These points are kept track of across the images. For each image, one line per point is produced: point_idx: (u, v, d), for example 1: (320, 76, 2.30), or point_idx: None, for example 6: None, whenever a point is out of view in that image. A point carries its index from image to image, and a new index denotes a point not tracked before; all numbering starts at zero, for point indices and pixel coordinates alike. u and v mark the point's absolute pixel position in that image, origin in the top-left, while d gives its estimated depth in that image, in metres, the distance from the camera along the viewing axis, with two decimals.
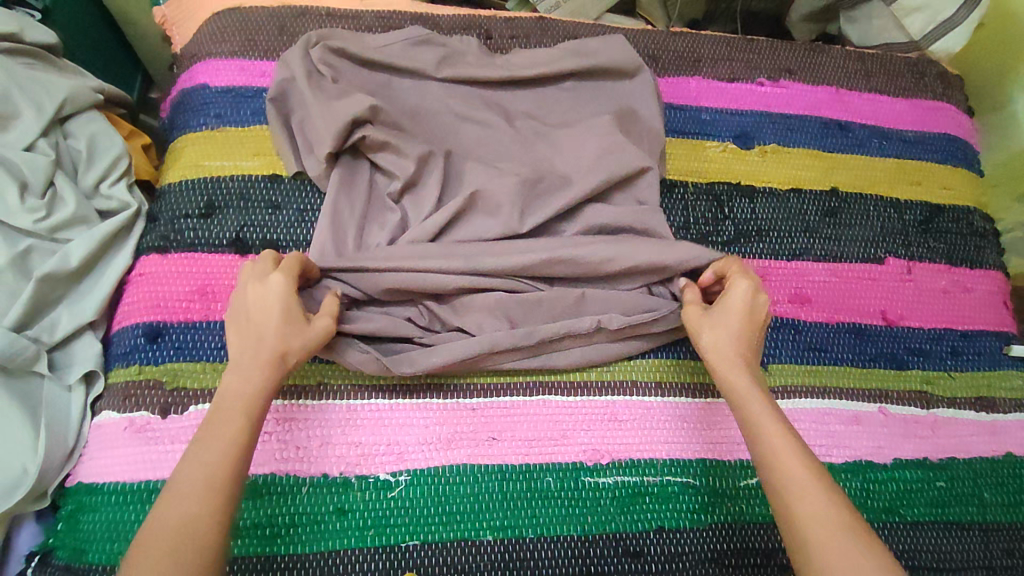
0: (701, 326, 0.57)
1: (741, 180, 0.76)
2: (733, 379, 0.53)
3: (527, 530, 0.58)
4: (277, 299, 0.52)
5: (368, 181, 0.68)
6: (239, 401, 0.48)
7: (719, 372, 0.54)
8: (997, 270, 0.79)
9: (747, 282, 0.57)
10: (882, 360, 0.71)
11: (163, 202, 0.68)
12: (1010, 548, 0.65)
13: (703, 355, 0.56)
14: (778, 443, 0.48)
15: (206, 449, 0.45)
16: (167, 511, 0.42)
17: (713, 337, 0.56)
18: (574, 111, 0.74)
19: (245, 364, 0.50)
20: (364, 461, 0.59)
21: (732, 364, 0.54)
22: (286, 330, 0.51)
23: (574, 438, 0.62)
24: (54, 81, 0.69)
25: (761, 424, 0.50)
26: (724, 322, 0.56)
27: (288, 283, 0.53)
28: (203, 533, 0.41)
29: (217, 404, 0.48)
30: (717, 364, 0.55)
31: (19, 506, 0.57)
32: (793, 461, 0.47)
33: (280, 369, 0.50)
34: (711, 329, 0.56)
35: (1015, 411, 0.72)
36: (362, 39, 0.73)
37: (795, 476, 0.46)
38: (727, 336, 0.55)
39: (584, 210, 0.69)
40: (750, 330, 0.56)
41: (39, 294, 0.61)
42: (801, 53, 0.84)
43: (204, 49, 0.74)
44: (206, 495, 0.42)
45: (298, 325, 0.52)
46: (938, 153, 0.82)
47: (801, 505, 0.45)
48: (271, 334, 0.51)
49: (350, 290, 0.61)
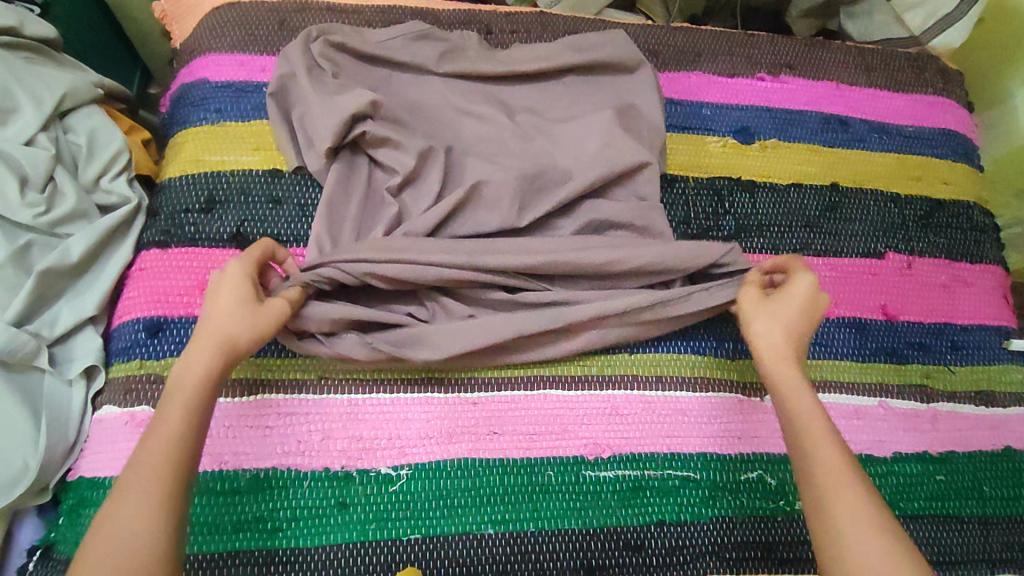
0: (757, 314, 0.58)
1: (741, 175, 0.76)
2: (779, 373, 0.54)
3: (528, 524, 0.58)
4: (236, 286, 0.53)
5: (367, 174, 0.68)
6: (190, 382, 0.48)
7: (772, 361, 0.55)
8: (997, 265, 0.79)
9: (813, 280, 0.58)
10: (883, 354, 0.71)
11: (162, 197, 0.68)
12: (1009, 541, 0.65)
13: (753, 339, 0.57)
14: (818, 441, 0.49)
15: (160, 439, 0.45)
16: (123, 504, 0.41)
17: (766, 327, 0.56)
18: (574, 106, 0.74)
19: (195, 349, 0.50)
20: (366, 455, 0.59)
21: (784, 355, 0.55)
22: (232, 312, 0.51)
23: (575, 432, 0.62)
24: (54, 76, 0.69)
25: (801, 419, 0.51)
26: (780, 314, 0.57)
27: (236, 267, 0.54)
28: (154, 528, 0.41)
29: (174, 387, 0.48)
30: (763, 355, 0.55)
31: (20, 500, 0.56)
32: (833, 460, 0.48)
33: (229, 353, 0.50)
34: (769, 320, 0.57)
35: (1015, 405, 0.72)
36: (363, 35, 0.72)
37: (835, 475, 0.47)
38: (781, 329, 0.56)
39: (585, 205, 0.68)
40: (804, 329, 0.57)
41: (39, 289, 0.61)
42: (802, 48, 0.84)
43: (205, 43, 0.74)
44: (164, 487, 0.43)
45: (245, 307, 0.52)
46: (939, 148, 0.82)
47: (836, 503, 0.46)
48: (217, 319, 0.51)
49: (342, 276, 0.59)
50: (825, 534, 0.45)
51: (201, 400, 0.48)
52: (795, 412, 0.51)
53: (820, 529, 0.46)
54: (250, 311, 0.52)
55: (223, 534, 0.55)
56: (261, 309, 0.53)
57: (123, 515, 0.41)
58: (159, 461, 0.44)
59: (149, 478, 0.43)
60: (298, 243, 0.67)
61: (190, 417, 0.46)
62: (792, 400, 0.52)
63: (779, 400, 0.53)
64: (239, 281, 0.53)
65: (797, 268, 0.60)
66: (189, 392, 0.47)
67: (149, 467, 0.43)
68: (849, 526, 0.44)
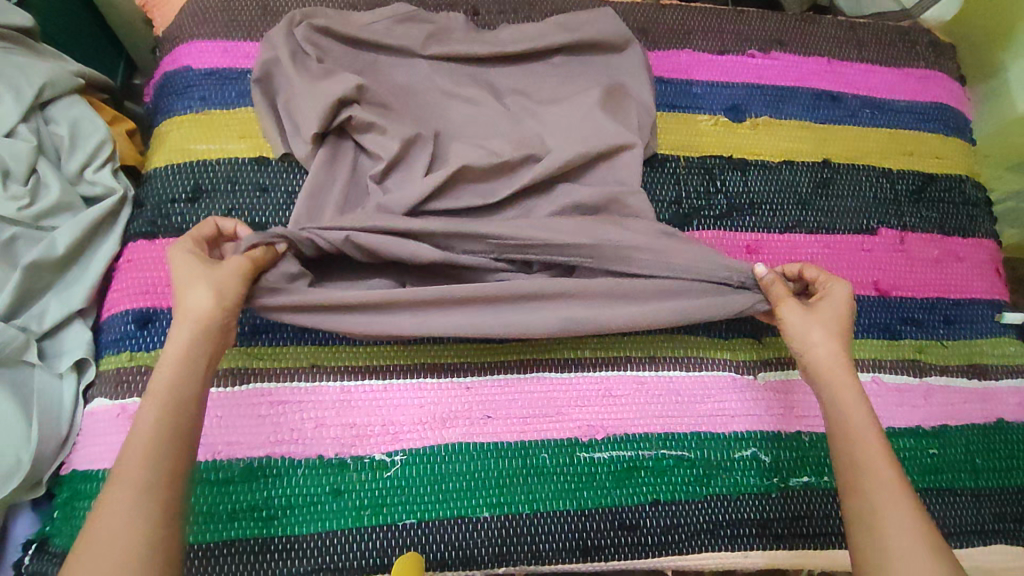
0: (811, 325, 0.56)
1: (733, 154, 0.75)
2: (832, 384, 0.54)
3: (523, 506, 0.58)
4: (183, 260, 0.52)
5: (344, 163, 0.66)
6: (169, 369, 0.48)
7: (828, 374, 0.54)
8: (990, 238, 0.79)
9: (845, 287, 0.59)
10: (876, 330, 0.71)
11: (148, 187, 0.67)
12: (1001, 512, 0.66)
13: (807, 350, 0.55)
14: (872, 453, 0.50)
15: (143, 434, 0.44)
16: (108, 504, 0.42)
17: (822, 338, 0.55)
18: (563, 86, 0.73)
19: (173, 329, 0.50)
20: (360, 441, 0.59)
21: (838, 369, 0.54)
22: (191, 287, 0.50)
23: (568, 414, 0.62)
24: (34, 65, 0.68)
25: (852, 430, 0.51)
26: (832, 323, 0.56)
27: (182, 253, 0.53)
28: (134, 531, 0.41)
29: (157, 377, 0.47)
30: (822, 365, 0.54)
31: (13, 495, 0.56)
32: (884, 473, 0.49)
33: (196, 326, 0.49)
34: (822, 329, 0.55)
35: (1007, 377, 0.72)
36: (347, 18, 0.71)
37: (886, 495, 0.48)
38: (835, 339, 0.55)
39: (570, 186, 0.68)
40: (847, 333, 0.56)
41: (25, 283, 0.61)
42: (792, 23, 0.83)
43: (187, 30, 0.73)
44: (148, 492, 0.43)
45: (200, 277, 0.51)
46: (931, 122, 0.81)
47: (885, 518, 0.47)
48: (178, 293, 0.51)
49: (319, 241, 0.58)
50: (870, 547, 0.46)
51: (179, 390, 0.47)
52: (851, 424, 0.51)
53: (864, 542, 0.47)
54: (200, 275, 0.51)
55: (214, 522, 0.55)
56: (212, 268, 0.52)
57: (104, 518, 0.41)
58: (141, 461, 0.43)
59: (135, 470, 0.43)
60: None
61: (166, 410, 0.46)
62: (846, 408, 0.52)
63: (831, 407, 0.53)
64: (182, 258, 0.52)
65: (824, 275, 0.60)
66: (166, 382, 0.47)
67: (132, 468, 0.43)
68: (894, 540, 0.46)
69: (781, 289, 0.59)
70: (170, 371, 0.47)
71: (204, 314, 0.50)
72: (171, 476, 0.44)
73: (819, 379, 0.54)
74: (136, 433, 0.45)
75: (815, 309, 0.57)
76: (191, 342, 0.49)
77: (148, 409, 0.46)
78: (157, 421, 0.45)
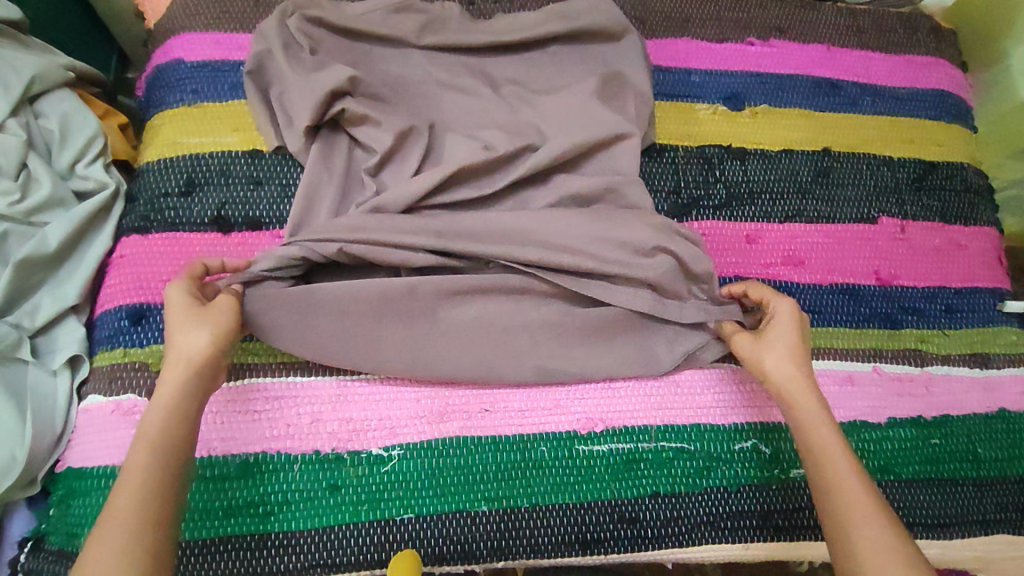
0: (760, 353, 0.57)
1: (732, 143, 0.74)
2: (799, 404, 0.54)
3: (522, 501, 0.58)
4: (179, 300, 0.51)
5: (337, 155, 0.66)
6: (158, 412, 0.47)
7: (791, 395, 0.54)
8: (992, 227, 0.78)
9: (791, 305, 0.59)
10: (877, 320, 0.70)
11: (140, 182, 0.66)
12: (1003, 502, 0.65)
13: (763, 378, 0.57)
14: (840, 470, 0.49)
15: (135, 476, 0.44)
16: (99, 546, 0.41)
17: (775, 361, 0.56)
18: (560, 76, 0.72)
19: (162, 373, 0.49)
20: (357, 436, 0.58)
21: (800, 389, 0.54)
22: (189, 328, 0.50)
23: (567, 407, 0.61)
24: (22, 58, 0.67)
25: (827, 451, 0.51)
26: (783, 346, 0.57)
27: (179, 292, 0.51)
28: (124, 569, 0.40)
29: (144, 422, 0.47)
30: (783, 389, 0.55)
31: (8, 493, 0.56)
32: (853, 489, 0.48)
33: (190, 368, 0.49)
34: (775, 354, 0.56)
35: (1009, 366, 0.72)
36: (340, 8, 0.70)
37: (857, 509, 0.47)
38: (791, 361, 0.56)
39: (567, 176, 0.67)
40: (804, 351, 0.57)
41: (17, 279, 0.60)
42: (792, 10, 0.82)
43: (178, 22, 0.72)
44: (138, 535, 0.42)
45: (199, 318, 0.51)
46: (932, 109, 0.80)
47: (858, 538, 0.46)
48: (169, 336, 0.50)
49: (310, 253, 0.58)
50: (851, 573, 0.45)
51: (169, 432, 0.47)
52: (826, 445, 0.51)
53: (846, 568, 0.46)
54: (194, 315, 0.51)
55: (210, 520, 0.54)
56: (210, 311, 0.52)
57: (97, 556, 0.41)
58: (133, 504, 0.43)
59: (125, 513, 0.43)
60: (281, 225, 0.65)
61: (155, 452, 0.45)
62: (812, 427, 0.52)
63: (803, 428, 0.52)
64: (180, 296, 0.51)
65: (765, 292, 0.61)
66: (157, 424, 0.47)
67: (124, 512, 0.43)
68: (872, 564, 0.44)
69: (733, 326, 0.62)
70: (159, 412, 0.47)
71: (193, 353, 0.49)
72: (161, 518, 0.43)
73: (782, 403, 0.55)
74: (126, 477, 0.44)
75: (763, 336, 0.58)
76: (181, 384, 0.49)
77: (136, 453, 0.45)
78: (145, 465, 0.45)
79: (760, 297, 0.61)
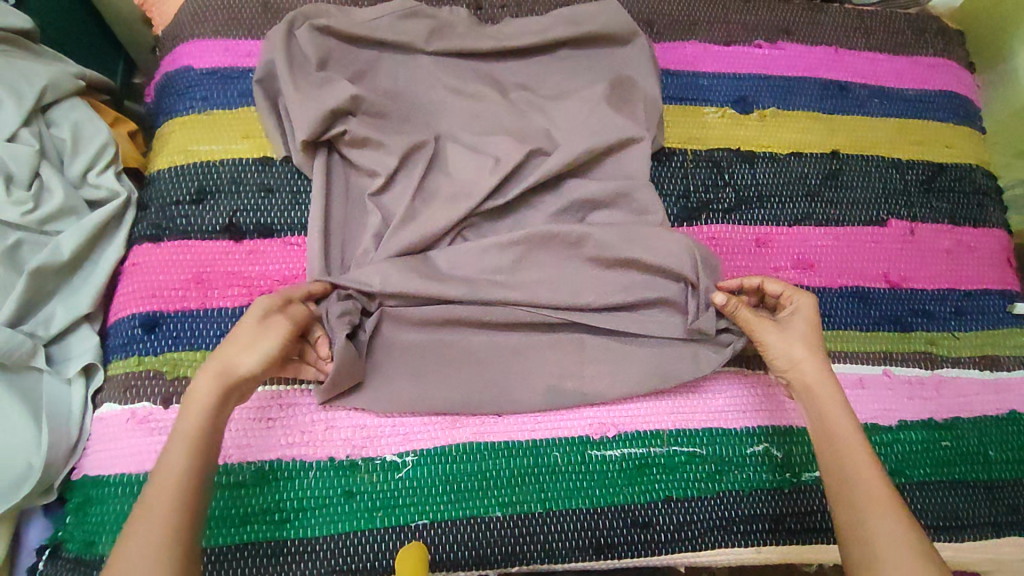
0: (787, 342, 0.57)
1: (741, 146, 0.74)
2: (820, 395, 0.54)
3: (536, 505, 0.58)
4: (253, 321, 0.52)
5: (344, 172, 0.67)
6: (196, 411, 0.48)
7: (813, 389, 0.55)
8: (1000, 228, 0.78)
9: (808, 299, 0.60)
10: (887, 323, 0.70)
11: (152, 189, 0.67)
12: (1015, 504, 0.66)
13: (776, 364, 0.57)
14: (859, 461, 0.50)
15: (170, 476, 0.45)
16: (136, 538, 0.42)
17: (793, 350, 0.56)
18: (568, 80, 0.72)
19: (197, 380, 0.49)
20: (371, 442, 0.58)
21: (823, 384, 0.55)
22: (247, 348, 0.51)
23: (579, 412, 0.61)
24: (34, 67, 0.67)
25: (846, 440, 0.51)
26: (805, 336, 0.57)
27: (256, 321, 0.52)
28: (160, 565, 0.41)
29: (180, 422, 0.47)
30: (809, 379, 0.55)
31: (26, 500, 0.56)
32: (868, 477, 0.49)
33: (225, 380, 0.49)
34: (800, 343, 0.57)
35: (1019, 368, 0.72)
36: (349, 15, 0.70)
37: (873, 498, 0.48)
38: (815, 354, 0.56)
39: (575, 182, 0.67)
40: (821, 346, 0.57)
41: (31, 287, 0.60)
42: (798, 13, 0.82)
43: (187, 29, 0.72)
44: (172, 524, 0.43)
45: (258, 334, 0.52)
46: (939, 110, 0.80)
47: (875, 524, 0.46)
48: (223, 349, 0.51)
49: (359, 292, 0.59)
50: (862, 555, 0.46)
51: (207, 434, 0.47)
52: (844, 450, 0.51)
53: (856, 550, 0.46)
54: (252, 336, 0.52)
55: (227, 527, 0.54)
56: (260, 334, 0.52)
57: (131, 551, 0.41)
58: (170, 501, 0.43)
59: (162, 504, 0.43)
60: (293, 232, 0.65)
61: (192, 450, 0.46)
62: (832, 418, 0.53)
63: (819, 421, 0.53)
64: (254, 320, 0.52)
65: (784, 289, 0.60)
66: (190, 425, 0.47)
67: (162, 507, 0.43)
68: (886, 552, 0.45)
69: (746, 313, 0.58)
70: (196, 413, 0.48)
71: (230, 371, 0.50)
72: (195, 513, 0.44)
73: (801, 397, 0.56)
74: (165, 471, 0.45)
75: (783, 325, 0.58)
76: (220, 390, 0.49)
77: (175, 449, 0.46)
78: (184, 464, 0.45)
79: (779, 290, 0.60)
